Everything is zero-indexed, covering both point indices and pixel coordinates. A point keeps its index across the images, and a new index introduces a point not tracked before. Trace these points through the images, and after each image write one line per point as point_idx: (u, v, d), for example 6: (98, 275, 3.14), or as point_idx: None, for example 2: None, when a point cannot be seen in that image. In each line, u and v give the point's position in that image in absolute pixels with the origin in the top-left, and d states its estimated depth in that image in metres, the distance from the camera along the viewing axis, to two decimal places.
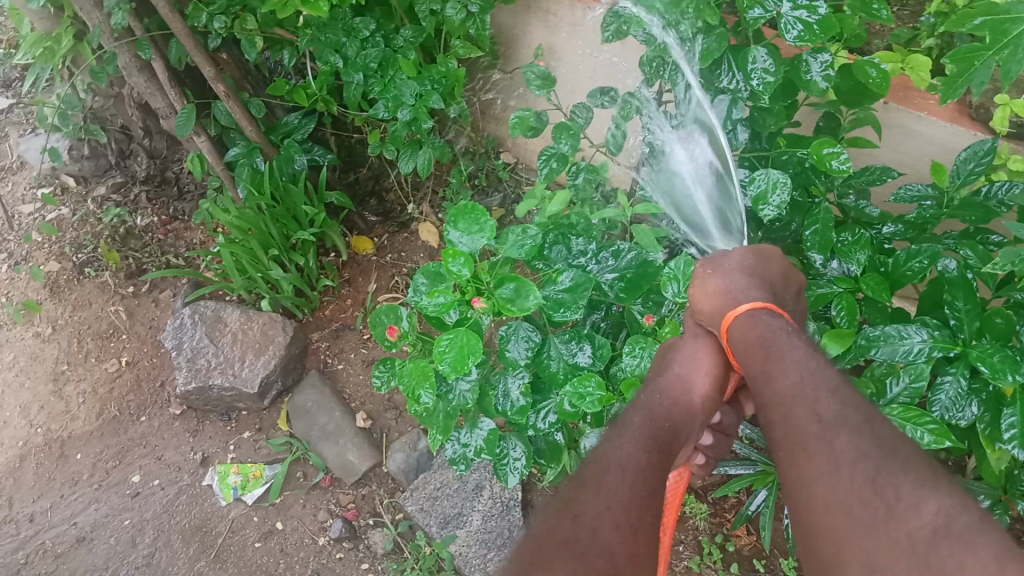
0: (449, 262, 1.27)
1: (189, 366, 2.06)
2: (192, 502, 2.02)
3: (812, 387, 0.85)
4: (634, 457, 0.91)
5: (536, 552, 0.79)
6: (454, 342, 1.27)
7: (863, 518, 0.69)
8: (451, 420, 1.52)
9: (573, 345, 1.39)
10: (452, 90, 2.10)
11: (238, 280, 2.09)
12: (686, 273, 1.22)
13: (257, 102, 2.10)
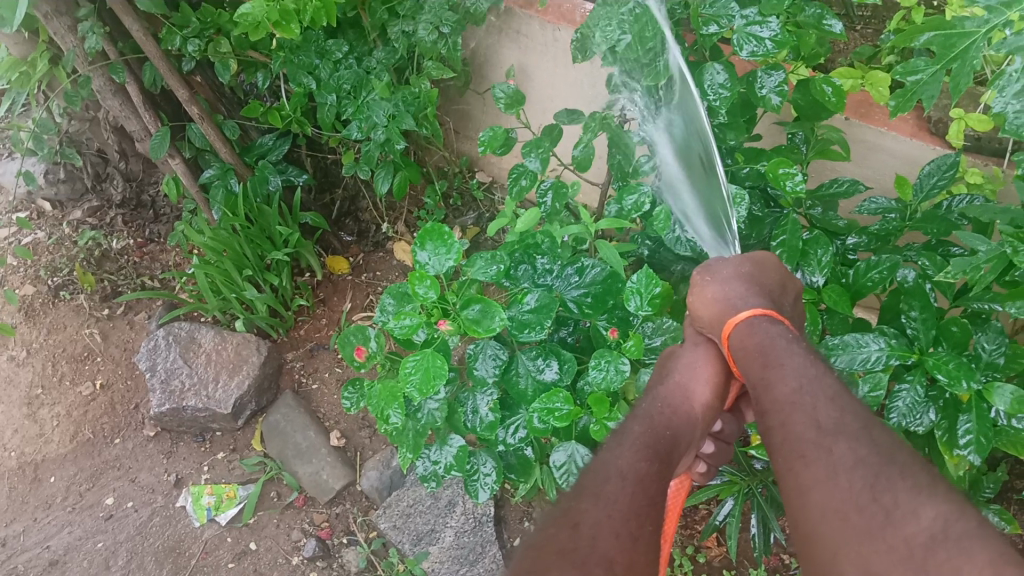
0: (415, 284, 1.15)
1: (163, 388, 2.13)
2: (167, 524, 2.07)
3: (812, 393, 0.95)
4: (633, 465, 0.98)
5: (537, 558, 0.85)
6: (421, 364, 1.15)
7: (862, 523, 0.78)
8: (422, 439, 1.33)
9: (540, 362, 1.30)
10: (423, 109, 2.15)
11: (212, 300, 2.20)
12: (648, 289, 1.25)
13: (230, 124, 2.21)
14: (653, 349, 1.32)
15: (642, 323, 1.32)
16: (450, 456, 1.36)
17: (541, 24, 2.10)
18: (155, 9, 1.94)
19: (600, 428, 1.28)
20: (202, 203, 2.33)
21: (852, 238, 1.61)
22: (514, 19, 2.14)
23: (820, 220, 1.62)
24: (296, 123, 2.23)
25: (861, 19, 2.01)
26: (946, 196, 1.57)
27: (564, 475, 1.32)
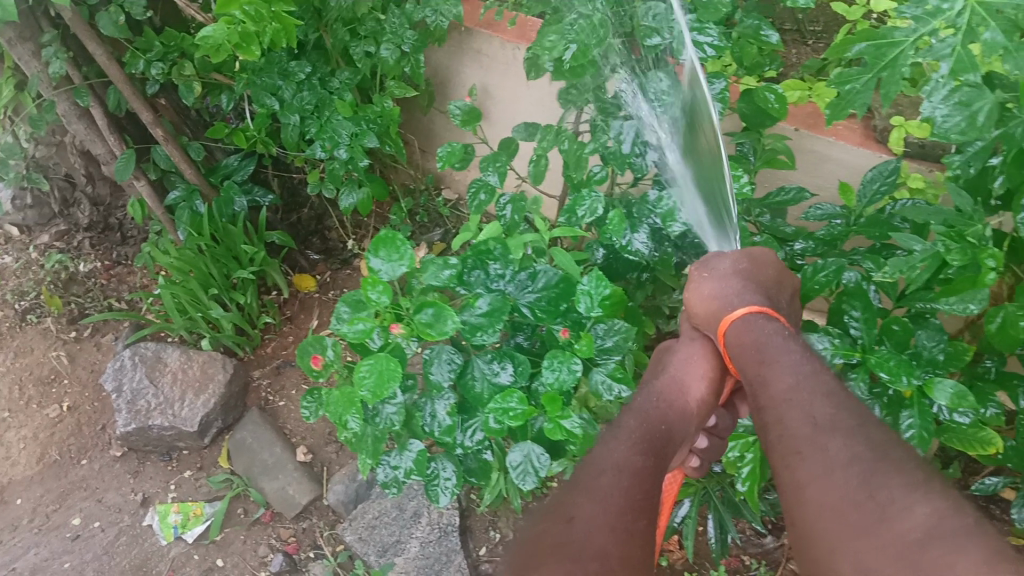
0: (368, 290, 1.18)
1: (129, 408, 2.14)
2: (133, 542, 2.07)
3: (804, 391, 1.06)
4: (627, 459, 1.10)
5: (537, 550, 0.96)
6: (375, 367, 1.16)
7: (858, 520, 0.86)
8: (381, 444, 1.33)
9: (495, 364, 1.29)
10: (387, 129, 2.20)
11: (178, 320, 2.22)
12: (598, 290, 1.28)
13: (195, 145, 2.24)
14: (605, 350, 1.34)
15: (594, 325, 1.34)
16: (407, 460, 1.38)
17: (500, 40, 2.15)
18: (117, 32, 1.97)
19: (553, 428, 1.28)
20: (167, 223, 2.35)
21: (799, 244, 1.64)
22: (475, 38, 2.19)
23: (768, 227, 1.67)
24: (260, 143, 2.26)
25: (813, 33, 2.09)
26: (890, 200, 1.61)
27: (522, 478, 1.32)
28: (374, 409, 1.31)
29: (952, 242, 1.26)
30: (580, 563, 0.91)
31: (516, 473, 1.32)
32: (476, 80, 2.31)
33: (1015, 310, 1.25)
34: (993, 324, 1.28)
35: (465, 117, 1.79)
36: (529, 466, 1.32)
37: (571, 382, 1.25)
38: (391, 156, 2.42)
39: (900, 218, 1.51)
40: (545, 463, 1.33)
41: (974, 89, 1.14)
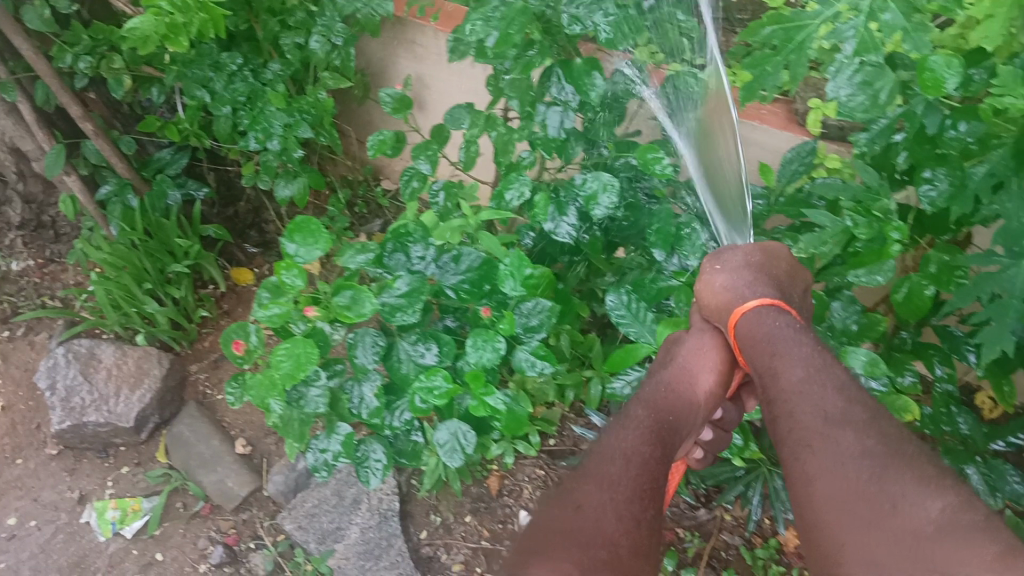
0: (281, 274, 1.19)
1: (64, 405, 2.12)
2: (70, 540, 2.05)
3: (817, 382, 1.09)
4: (636, 449, 1.11)
5: (544, 536, 0.95)
6: (292, 351, 1.17)
7: (869, 514, 0.94)
8: (308, 428, 1.31)
9: (420, 345, 1.32)
10: (321, 119, 2.20)
11: (111, 316, 2.21)
12: (519, 270, 1.31)
13: (126, 140, 2.23)
14: (530, 329, 1.37)
15: (519, 304, 1.37)
16: (336, 443, 1.38)
17: (433, 29, 2.18)
18: (43, 26, 1.95)
19: (477, 405, 1.31)
20: (100, 219, 2.34)
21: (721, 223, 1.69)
22: (408, 29, 2.21)
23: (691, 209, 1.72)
24: (194, 137, 2.27)
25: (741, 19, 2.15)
26: (806, 180, 1.66)
27: (449, 455, 1.35)
28: (298, 392, 1.30)
29: (859, 217, 1.30)
30: (590, 553, 0.92)
31: (444, 450, 1.35)
32: (411, 70, 2.33)
33: (920, 280, 1.31)
34: (899, 294, 1.34)
35: (394, 105, 1.79)
36: (456, 443, 1.35)
37: (493, 361, 1.28)
38: (328, 148, 2.43)
39: (814, 196, 1.56)
40: (471, 440, 1.35)
41: (875, 68, 1.18)
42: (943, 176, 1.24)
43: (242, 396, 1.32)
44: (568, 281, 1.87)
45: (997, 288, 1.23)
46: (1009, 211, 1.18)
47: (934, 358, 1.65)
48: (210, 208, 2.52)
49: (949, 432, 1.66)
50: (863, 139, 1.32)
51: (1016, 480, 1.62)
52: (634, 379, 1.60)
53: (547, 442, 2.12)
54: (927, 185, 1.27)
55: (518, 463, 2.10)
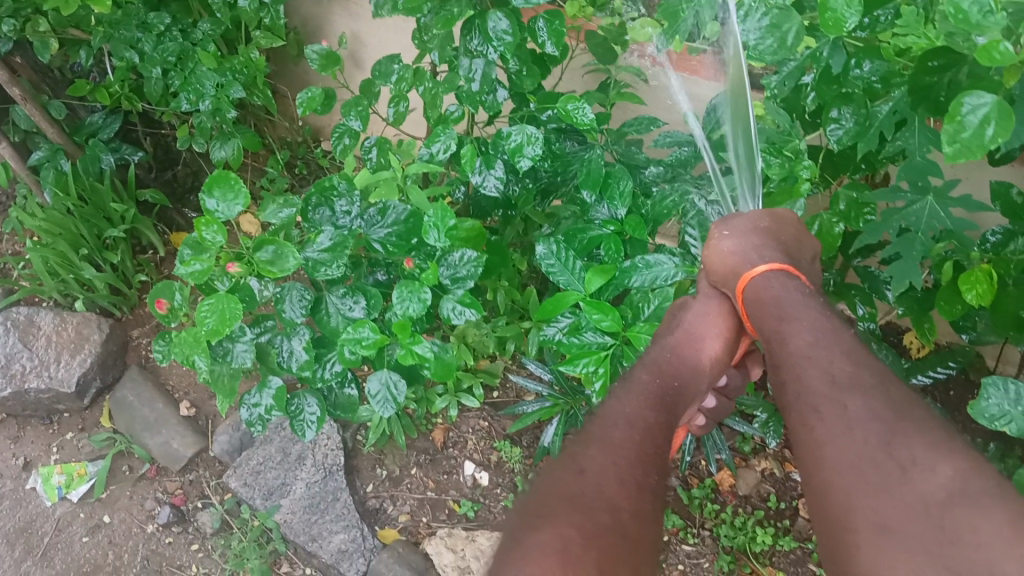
0: (202, 229, 1.20)
1: (4, 372, 2.12)
2: (17, 505, 2.09)
3: (824, 348, 0.96)
4: (639, 412, 0.99)
5: (543, 502, 0.83)
6: (216, 307, 1.18)
7: (878, 478, 0.77)
8: (236, 381, 1.37)
9: (348, 299, 1.34)
10: (253, 79, 2.20)
11: (49, 282, 2.21)
12: (444, 221, 1.33)
13: (55, 104, 2.20)
14: (459, 279, 1.40)
15: (446, 256, 1.39)
16: (269, 398, 1.41)
17: None
18: None
19: (405, 354, 1.34)
20: (31, 185, 2.31)
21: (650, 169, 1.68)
22: None
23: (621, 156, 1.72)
24: (126, 100, 2.25)
25: None
26: None
27: (382, 405, 1.38)
28: (225, 348, 1.32)
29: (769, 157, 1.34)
30: (593, 518, 0.80)
31: (376, 401, 1.38)
32: (346, 27, 2.31)
33: (829, 217, 1.36)
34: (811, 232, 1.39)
35: (321, 60, 1.79)
36: (387, 393, 1.38)
37: (419, 311, 1.30)
38: (263, 109, 2.41)
39: None
40: (402, 390, 1.39)
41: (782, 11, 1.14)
42: (849, 115, 1.29)
43: (170, 354, 1.36)
44: (503, 234, 1.88)
45: (902, 222, 1.29)
46: (909, 145, 1.28)
47: (856, 299, 1.67)
48: (146, 172, 2.50)
49: None
50: (774, 82, 1.35)
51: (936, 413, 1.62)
52: (565, 326, 1.54)
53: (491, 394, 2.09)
54: (834, 124, 1.31)
55: (462, 416, 2.07)
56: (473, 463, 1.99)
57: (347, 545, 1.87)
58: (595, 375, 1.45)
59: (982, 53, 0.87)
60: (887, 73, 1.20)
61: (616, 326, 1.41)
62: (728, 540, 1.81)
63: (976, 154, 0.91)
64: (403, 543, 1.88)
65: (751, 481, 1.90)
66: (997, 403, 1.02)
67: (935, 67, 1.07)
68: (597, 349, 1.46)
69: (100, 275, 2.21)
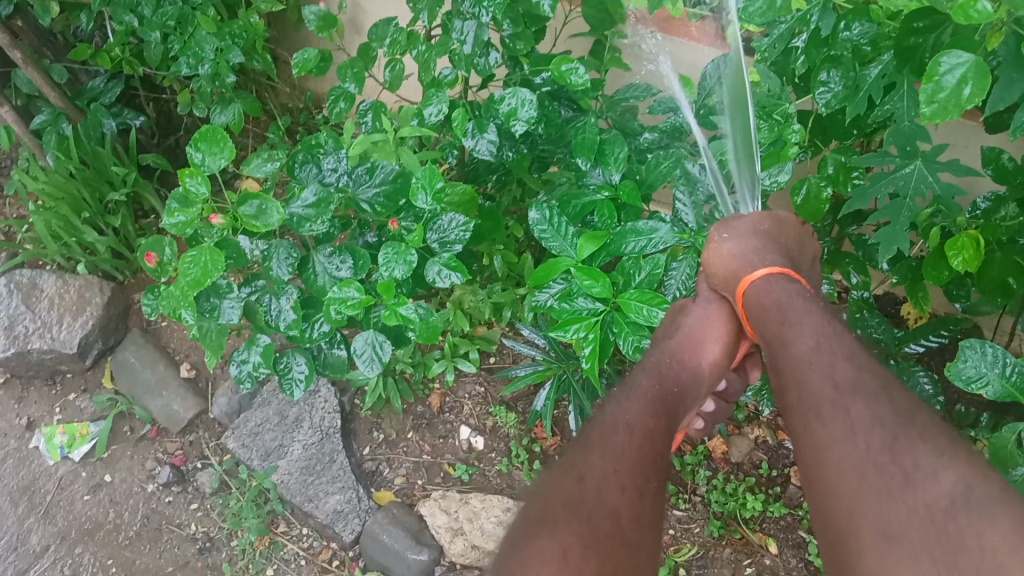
0: (186, 180, 1.25)
1: (7, 334, 2.16)
2: (21, 464, 2.13)
3: (826, 353, 0.96)
4: (640, 420, 0.99)
5: (543, 510, 0.83)
6: (198, 259, 1.23)
7: (880, 483, 0.78)
8: (224, 337, 1.43)
9: (336, 259, 1.39)
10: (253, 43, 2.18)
11: (52, 245, 2.24)
12: (432, 183, 1.35)
13: (57, 68, 2.21)
14: (448, 242, 1.41)
15: (435, 218, 1.41)
16: (256, 354, 1.47)
17: None
18: None
19: (391, 314, 1.38)
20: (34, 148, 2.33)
21: (648, 136, 1.64)
22: None
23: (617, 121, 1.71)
24: (126, 64, 2.26)
25: None
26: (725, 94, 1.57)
27: (369, 364, 1.43)
28: (213, 304, 1.37)
29: (762, 121, 1.39)
30: (592, 525, 0.81)
31: (361, 359, 1.42)
32: None
33: (818, 181, 1.37)
34: (799, 196, 1.39)
35: (318, 22, 1.79)
36: (373, 352, 1.42)
37: (404, 274, 1.32)
38: (264, 74, 2.41)
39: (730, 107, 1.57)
40: (388, 350, 1.43)
41: None
42: (837, 78, 1.27)
43: (157, 306, 1.43)
44: (499, 200, 1.88)
45: (890, 187, 1.30)
46: (898, 109, 1.27)
47: (849, 267, 1.65)
48: (149, 137, 2.52)
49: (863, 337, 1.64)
50: (765, 43, 1.36)
51: (927, 379, 1.59)
52: (557, 292, 1.52)
53: (488, 359, 2.11)
54: (823, 87, 1.29)
55: (459, 381, 2.09)
56: (469, 427, 2.01)
57: (342, 505, 1.89)
58: (585, 341, 1.41)
59: (959, 11, 0.89)
60: (875, 34, 1.20)
61: (606, 293, 1.36)
62: (718, 506, 1.83)
63: (954, 114, 0.91)
64: (398, 505, 1.90)
65: (744, 449, 1.90)
66: (975, 366, 1.03)
67: (919, 29, 1.07)
68: (588, 315, 1.41)
69: (102, 238, 2.24)
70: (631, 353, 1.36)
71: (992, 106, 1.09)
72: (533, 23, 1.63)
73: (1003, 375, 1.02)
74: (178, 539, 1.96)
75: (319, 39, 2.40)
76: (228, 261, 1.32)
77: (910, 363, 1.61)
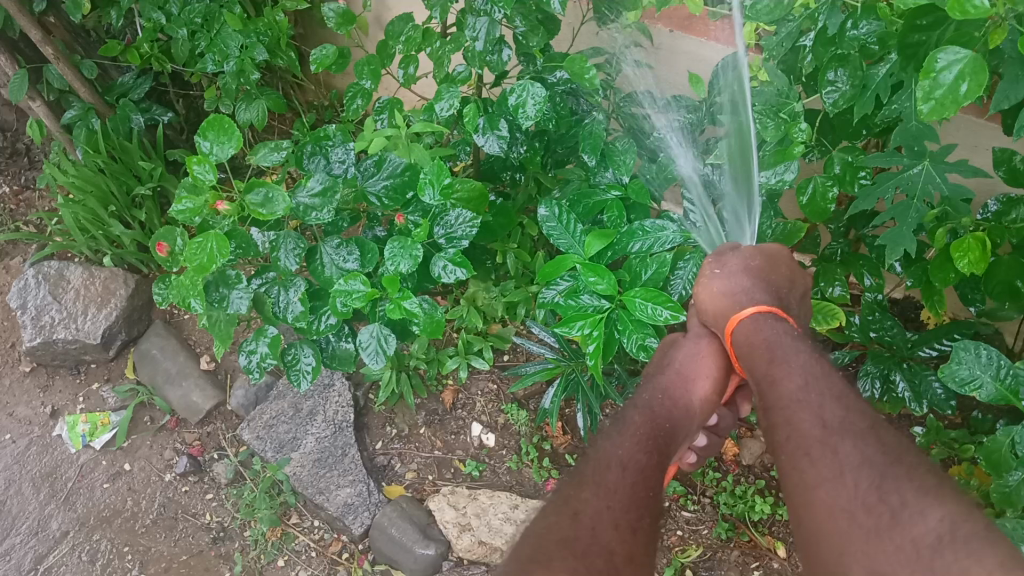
0: (194, 167, 1.29)
1: (34, 323, 2.21)
2: (44, 451, 2.18)
3: (815, 393, 0.96)
4: (633, 456, 0.99)
5: (537, 548, 0.83)
6: (204, 247, 1.25)
7: (869, 523, 0.78)
8: (231, 327, 1.46)
9: (343, 251, 1.42)
10: (278, 41, 2.19)
11: (79, 237, 2.29)
12: (439, 177, 1.36)
13: (87, 65, 2.26)
14: (455, 238, 1.42)
15: (446, 214, 1.42)
16: (264, 345, 1.49)
17: None
18: None
19: (394, 307, 1.40)
20: (66, 142, 2.39)
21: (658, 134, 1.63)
22: None
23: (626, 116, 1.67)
24: (154, 61, 2.31)
25: None
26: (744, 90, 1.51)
27: (373, 356, 1.44)
28: (221, 294, 1.41)
29: (767, 119, 1.34)
30: (586, 562, 0.81)
31: (367, 352, 1.44)
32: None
33: (824, 181, 1.35)
34: (805, 195, 1.38)
35: (335, 19, 1.81)
36: (377, 345, 1.44)
37: (409, 268, 1.33)
38: (289, 73, 2.45)
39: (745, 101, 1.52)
40: (392, 343, 1.45)
41: None
42: (844, 78, 1.22)
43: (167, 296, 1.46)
44: (514, 198, 1.90)
45: (897, 187, 1.26)
46: (903, 108, 1.23)
47: (863, 269, 1.59)
48: (177, 133, 2.59)
49: (876, 339, 1.62)
50: (772, 41, 1.37)
51: (940, 384, 1.53)
52: (563, 290, 1.46)
53: (503, 357, 2.12)
54: (830, 87, 1.24)
55: (473, 377, 2.10)
56: (480, 424, 2.02)
57: (352, 498, 1.91)
58: (590, 338, 1.38)
59: (956, 6, 0.87)
60: (882, 33, 1.15)
61: (611, 290, 1.32)
62: (728, 508, 1.82)
63: (952, 110, 0.87)
64: (407, 499, 1.92)
65: (755, 451, 1.89)
66: (969, 368, 1.10)
67: (922, 26, 1.03)
68: (592, 312, 1.38)
69: (128, 231, 2.29)
70: (635, 352, 1.33)
71: (997, 104, 1.06)
72: (546, 19, 1.62)
73: (997, 377, 1.10)
74: (193, 528, 1.99)
75: (342, 36, 2.43)
76: (236, 249, 1.37)
77: (923, 367, 1.56)
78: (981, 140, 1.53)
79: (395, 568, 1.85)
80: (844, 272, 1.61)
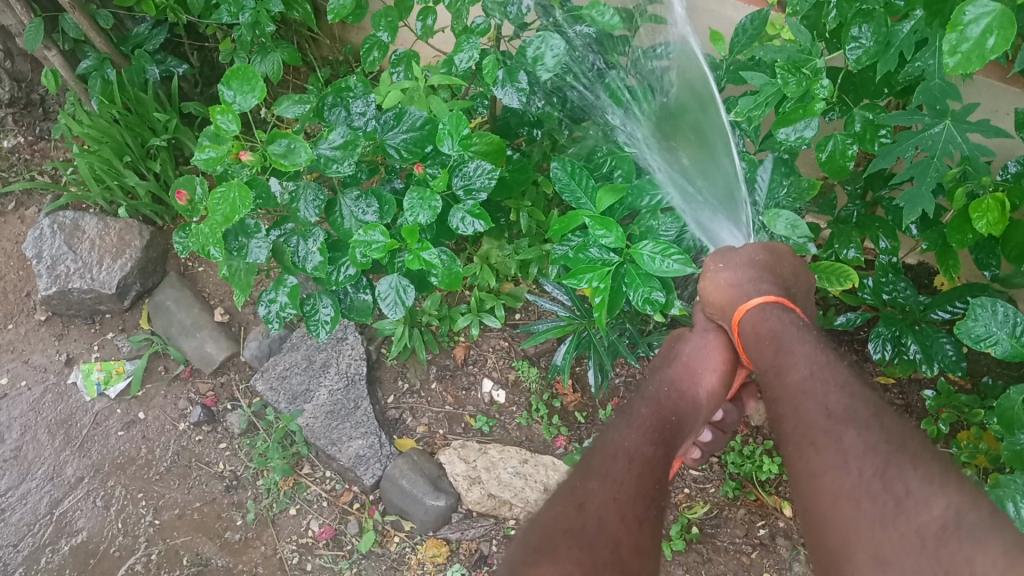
0: (218, 116, 1.29)
1: (49, 273, 2.22)
2: (59, 398, 2.20)
3: (822, 383, 0.97)
4: (639, 448, 1.00)
5: (544, 539, 0.83)
6: (227, 196, 1.26)
7: (875, 511, 0.78)
8: (251, 276, 1.48)
9: (362, 203, 1.42)
10: None
11: (95, 188, 2.30)
12: (457, 130, 1.35)
13: (103, 14, 2.25)
14: (475, 190, 1.43)
15: (463, 166, 1.42)
16: (284, 294, 1.50)
17: None
18: None
19: (414, 259, 1.41)
20: (81, 92, 2.39)
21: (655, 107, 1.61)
22: None
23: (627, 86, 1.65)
24: (170, 11, 2.29)
25: None
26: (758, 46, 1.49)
27: (392, 307, 1.45)
28: (240, 242, 1.41)
29: (789, 75, 1.32)
30: (592, 554, 0.81)
31: (385, 303, 1.45)
32: None
33: (844, 139, 1.36)
34: (824, 152, 1.38)
35: None
36: (396, 296, 1.45)
37: (428, 220, 1.34)
38: (305, 26, 2.44)
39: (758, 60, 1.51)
40: (411, 295, 1.45)
41: None
42: (868, 34, 1.22)
43: (187, 245, 1.47)
44: (530, 154, 1.89)
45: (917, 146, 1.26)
46: (927, 66, 1.23)
47: (879, 232, 1.59)
48: (192, 86, 2.59)
49: (889, 301, 1.62)
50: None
51: (952, 345, 1.54)
52: (575, 245, 1.47)
53: (515, 315, 2.12)
54: (853, 42, 1.24)
55: (485, 334, 2.11)
56: (491, 380, 2.03)
57: (364, 450, 1.93)
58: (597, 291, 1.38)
59: None
60: None
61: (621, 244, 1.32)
62: (735, 467, 1.82)
63: (977, 66, 0.87)
64: (418, 452, 1.94)
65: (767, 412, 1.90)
66: (985, 325, 1.11)
67: None
68: (602, 265, 1.38)
69: (141, 183, 2.29)
70: (641, 305, 1.33)
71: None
72: None
73: (1012, 334, 1.11)
74: (206, 476, 2.02)
75: None
76: (257, 200, 1.38)
77: (935, 331, 1.56)
78: (1004, 103, 1.52)
79: (405, 519, 1.87)
80: (858, 235, 1.61)
